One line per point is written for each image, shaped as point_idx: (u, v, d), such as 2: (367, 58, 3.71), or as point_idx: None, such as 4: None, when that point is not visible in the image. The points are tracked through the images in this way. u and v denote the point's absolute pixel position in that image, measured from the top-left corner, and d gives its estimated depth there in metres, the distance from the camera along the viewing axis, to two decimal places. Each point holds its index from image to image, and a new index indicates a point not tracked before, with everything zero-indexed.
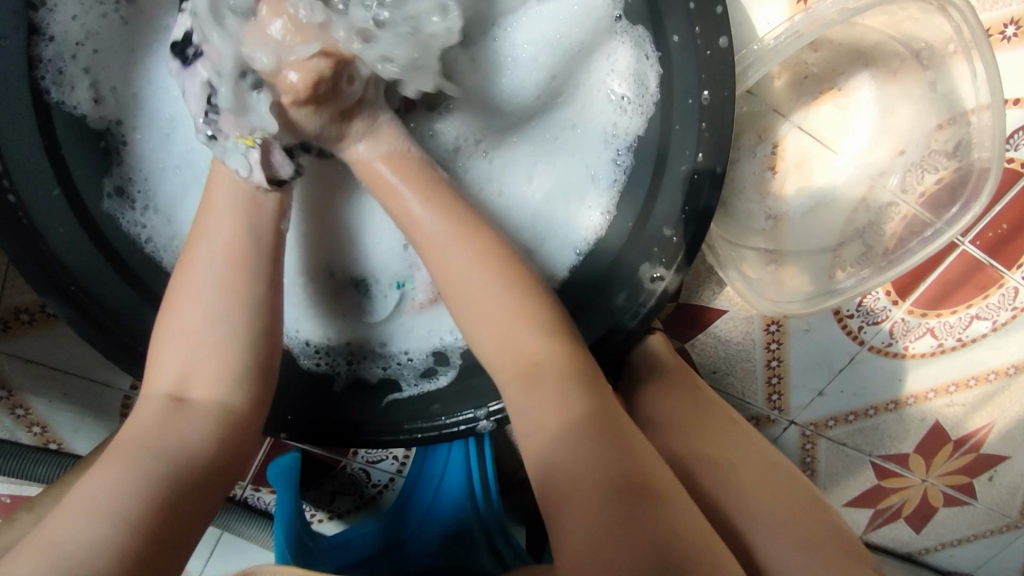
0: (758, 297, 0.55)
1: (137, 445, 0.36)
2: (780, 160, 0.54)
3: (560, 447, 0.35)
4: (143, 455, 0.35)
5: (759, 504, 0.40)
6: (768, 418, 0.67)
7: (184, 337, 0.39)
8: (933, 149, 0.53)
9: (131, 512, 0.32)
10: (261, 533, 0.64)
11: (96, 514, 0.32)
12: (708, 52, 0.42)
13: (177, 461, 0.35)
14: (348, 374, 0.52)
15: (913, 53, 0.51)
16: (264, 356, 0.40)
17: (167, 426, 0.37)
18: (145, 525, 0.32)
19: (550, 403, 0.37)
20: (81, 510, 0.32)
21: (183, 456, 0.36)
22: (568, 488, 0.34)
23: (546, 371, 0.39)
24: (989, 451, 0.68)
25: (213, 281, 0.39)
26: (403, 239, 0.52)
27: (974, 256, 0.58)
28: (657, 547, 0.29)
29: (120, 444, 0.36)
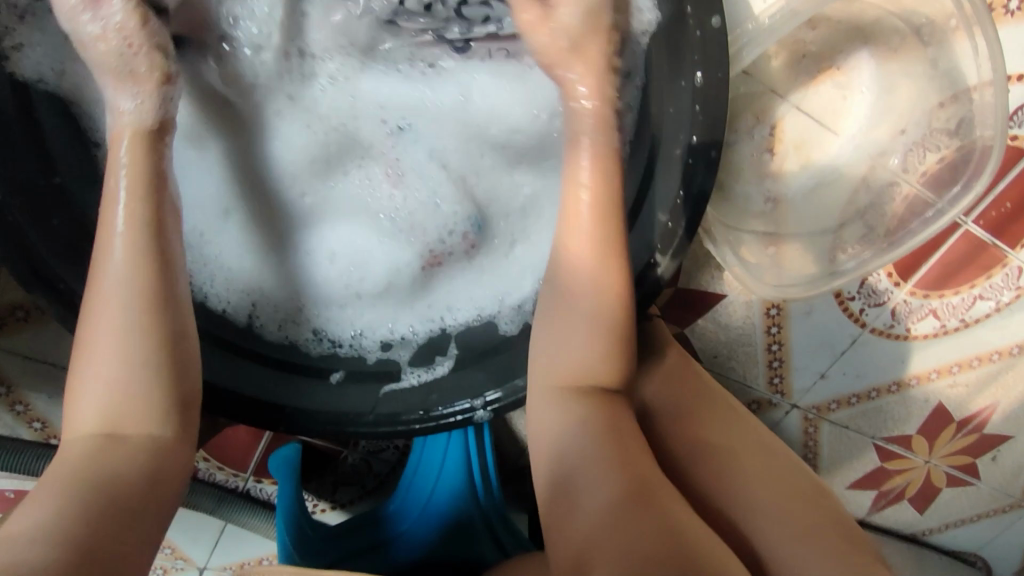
0: (756, 280, 0.56)
1: (69, 472, 0.35)
2: (778, 141, 0.53)
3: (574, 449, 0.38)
4: (73, 480, 0.34)
5: (759, 489, 0.41)
6: (769, 402, 0.67)
7: (98, 365, 0.37)
8: (935, 127, 0.52)
9: (65, 529, 0.32)
10: (263, 523, 0.65)
11: (38, 532, 0.32)
12: (699, 33, 0.41)
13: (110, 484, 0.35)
14: (351, 348, 0.54)
15: (914, 29, 0.50)
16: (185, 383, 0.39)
17: (104, 454, 0.36)
18: (76, 543, 0.32)
19: (553, 416, 0.40)
20: (16, 533, 0.32)
21: (117, 481, 0.35)
22: (575, 483, 0.37)
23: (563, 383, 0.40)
24: (993, 432, 0.67)
25: (131, 291, 0.38)
26: (389, 208, 0.54)
27: (977, 237, 0.57)
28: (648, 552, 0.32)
29: (49, 482, 0.35)
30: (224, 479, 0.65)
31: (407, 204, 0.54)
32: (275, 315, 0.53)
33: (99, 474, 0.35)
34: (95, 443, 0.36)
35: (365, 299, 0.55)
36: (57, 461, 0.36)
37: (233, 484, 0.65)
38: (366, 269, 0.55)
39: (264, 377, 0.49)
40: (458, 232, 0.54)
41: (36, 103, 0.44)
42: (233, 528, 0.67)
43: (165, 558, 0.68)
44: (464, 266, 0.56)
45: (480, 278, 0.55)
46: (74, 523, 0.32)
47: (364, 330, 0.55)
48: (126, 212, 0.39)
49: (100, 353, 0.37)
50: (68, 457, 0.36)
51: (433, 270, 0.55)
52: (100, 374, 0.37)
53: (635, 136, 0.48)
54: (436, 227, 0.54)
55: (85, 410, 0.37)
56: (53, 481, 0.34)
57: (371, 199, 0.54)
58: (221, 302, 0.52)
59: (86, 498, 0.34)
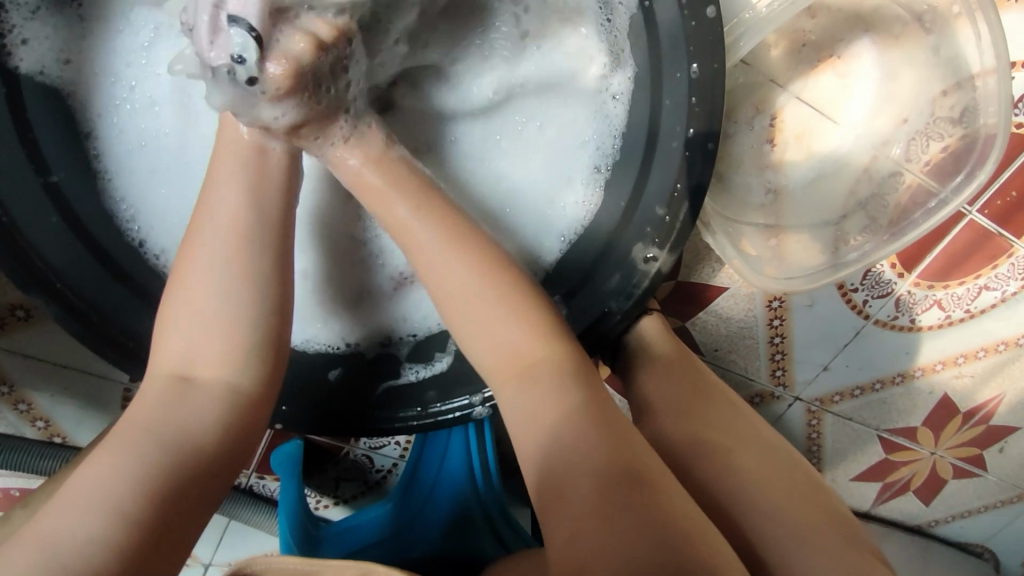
0: (757, 275, 0.54)
1: (139, 430, 0.34)
2: (778, 132, 0.53)
3: (564, 437, 0.35)
4: (143, 440, 0.34)
5: (761, 491, 0.40)
6: (772, 394, 0.67)
7: (194, 313, 0.37)
8: (938, 116, 0.51)
9: (127, 503, 0.31)
10: (266, 519, 0.65)
11: (98, 503, 0.31)
12: (694, 23, 0.40)
13: (178, 451, 0.34)
14: (349, 349, 0.53)
15: (915, 16, 0.49)
16: (269, 356, 0.39)
17: (170, 408, 0.35)
18: (136, 517, 0.31)
19: (535, 409, 0.37)
20: (80, 496, 0.31)
21: (185, 446, 0.35)
22: (565, 476, 0.33)
23: (542, 374, 0.38)
24: (999, 423, 0.67)
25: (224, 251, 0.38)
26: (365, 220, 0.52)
27: (983, 226, 0.56)
28: (666, 541, 0.29)
29: (126, 425, 0.35)
30: None
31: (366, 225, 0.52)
32: None
33: (166, 424, 0.35)
34: (167, 386, 0.36)
35: (343, 318, 0.53)
36: (132, 410, 0.36)
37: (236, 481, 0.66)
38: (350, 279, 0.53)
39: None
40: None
41: (30, 99, 0.43)
42: (237, 525, 0.68)
43: None
44: None
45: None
46: (136, 497, 0.32)
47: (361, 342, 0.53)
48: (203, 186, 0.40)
49: (191, 298, 0.37)
50: (141, 411, 0.35)
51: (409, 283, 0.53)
52: (186, 316, 0.37)
53: (627, 129, 0.48)
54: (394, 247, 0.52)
55: (172, 346, 0.37)
56: (126, 434, 0.34)
57: (331, 220, 0.52)
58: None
59: (157, 449, 0.34)
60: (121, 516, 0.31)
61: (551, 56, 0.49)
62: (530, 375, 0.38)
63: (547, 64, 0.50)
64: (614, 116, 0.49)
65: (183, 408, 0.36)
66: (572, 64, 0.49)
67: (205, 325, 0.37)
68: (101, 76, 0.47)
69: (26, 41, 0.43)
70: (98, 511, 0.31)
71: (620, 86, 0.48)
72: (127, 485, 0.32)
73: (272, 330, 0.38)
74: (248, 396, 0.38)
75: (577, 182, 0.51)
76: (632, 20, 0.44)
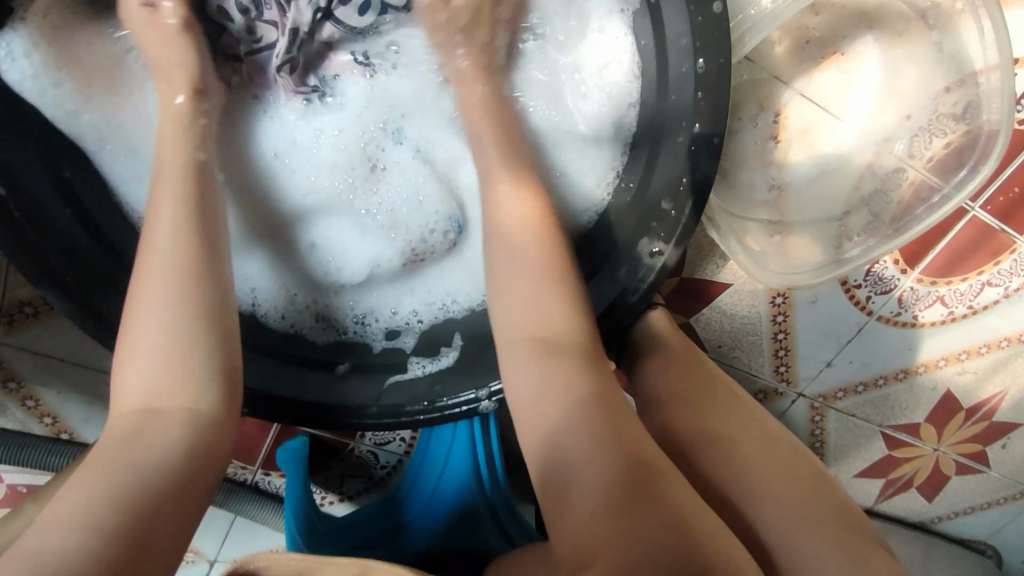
0: (761, 269, 0.55)
1: (109, 459, 0.34)
2: (782, 128, 0.53)
3: (563, 434, 0.35)
4: (113, 467, 0.34)
5: (763, 482, 0.41)
6: (775, 391, 0.67)
7: (155, 335, 0.37)
8: (941, 112, 0.51)
9: (108, 521, 0.31)
10: (272, 516, 0.65)
11: (79, 525, 0.31)
12: (700, 18, 0.40)
13: (150, 468, 0.34)
14: (353, 330, 0.55)
15: (918, 13, 0.50)
16: (229, 364, 0.39)
17: (141, 433, 0.35)
18: (121, 532, 0.31)
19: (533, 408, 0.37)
20: (60, 523, 0.31)
21: (156, 462, 0.35)
22: (566, 474, 0.34)
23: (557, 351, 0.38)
24: (1002, 419, 0.67)
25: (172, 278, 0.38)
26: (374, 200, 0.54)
27: (986, 222, 0.56)
28: (676, 535, 0.30)
29: (95, 460, 0.35)
30: (233, 472, 0.66)
31: (393, 202, 0.54)
32: (259, 296, 0.53)
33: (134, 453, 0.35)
34: (133, 419, 0.36)
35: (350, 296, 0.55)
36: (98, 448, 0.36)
37: (241, 477, 0.66)
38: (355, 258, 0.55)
39: (265, 369, 0.49)
40: (439, 231, 0.54)
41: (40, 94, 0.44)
42: (242, 522, 0.68)
43: None
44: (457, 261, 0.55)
45: (471, 267, 0.54)
46: (116, 514, 0.32)
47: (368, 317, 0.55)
48: (171, 199, 0.40)
49: (151, 328, 0.37)
50: (108, 442, 0.36)
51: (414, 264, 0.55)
52: (148, 347, 0.37)
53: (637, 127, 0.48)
54: (416, 227, 0.54)
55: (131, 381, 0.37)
56: (98, 466, 0.34)
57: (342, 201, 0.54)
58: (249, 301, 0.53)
59: (131, 473, 0.34)
60: (105, 536, 0.31)
61: (578, 51, 0.50)
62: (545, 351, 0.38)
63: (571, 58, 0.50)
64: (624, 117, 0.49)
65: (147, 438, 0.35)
66: (596, 59, 0.49)
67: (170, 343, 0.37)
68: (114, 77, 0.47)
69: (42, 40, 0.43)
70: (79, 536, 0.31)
71: (630, 87, 0.48)
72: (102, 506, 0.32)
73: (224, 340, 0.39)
74: (215, 404, 0.38)
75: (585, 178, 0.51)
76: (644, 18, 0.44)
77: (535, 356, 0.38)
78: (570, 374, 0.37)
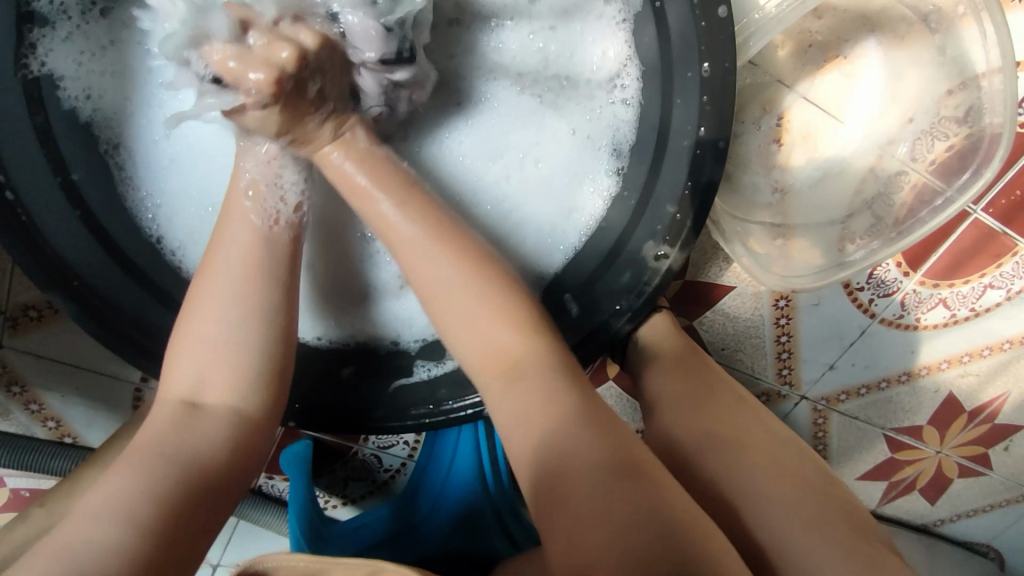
0: (764, 272, 0.55)
1: (149, 450, 0.36)
2: (785, 132, 0.53)
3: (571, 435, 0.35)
4: (154, 459, 0.35)
5: (771, 483, 0.41)
6: (779, 393, 0.67)
7: (204, 333, 0.38)
8: (944, 116, 0.51)
9: (142, 520, 0.32)
10: (275, 519, 0.65)
11: (111, 519, 0.32)
12: (705, 23, 0.41)
13: (186, 467, 0.35)
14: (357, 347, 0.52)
15: (920, 16, 0.50)
16: (278, 367, 0.40)
17: (181, 430, 0.37)
18: (152, 533, 0.32)
19: (532, 408, 0.37)
20: (94, 513, 0.32)
21: (194, 462, 0.36)
22: (564, 469, 0.34)
23: (527, 370, 0.38)
24: (1004, 421, 0.67)
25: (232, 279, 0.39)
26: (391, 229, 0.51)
27: (987, 224, 0.56)
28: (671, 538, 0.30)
29: (135, 447, 0.36)
30: None
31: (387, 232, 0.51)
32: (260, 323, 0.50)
33: (177, 457, 0.36)
34: (177, 410, 0.38)
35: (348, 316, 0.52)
36: (142, 434, 0.37)
37: None
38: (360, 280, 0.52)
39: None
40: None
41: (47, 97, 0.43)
42: (245, 525, 0.68)
43: None
44: None
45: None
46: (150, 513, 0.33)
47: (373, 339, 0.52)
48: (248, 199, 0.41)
49: (202, 321, 0.39)
50: (153, 428, 0.37)
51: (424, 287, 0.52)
52: (195, 351, 0.38)
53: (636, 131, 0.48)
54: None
55: (181, 369, 0.38)
56: (140, 455, 0.36)
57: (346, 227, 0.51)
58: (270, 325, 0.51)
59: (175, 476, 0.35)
60: (139, 535, 0.32)
61: (553, 45, 0.49)
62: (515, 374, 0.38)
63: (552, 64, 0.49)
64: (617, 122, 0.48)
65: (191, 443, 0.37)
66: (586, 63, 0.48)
67: (216, 346, 0.38)
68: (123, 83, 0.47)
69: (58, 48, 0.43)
70: (113, 536, 0.32)
71: (625, 92, 0.48)
72: (138, 506, 0.33)
73: (283, 345, 0.40)
74: (259, 405, 0.39)
75: (569, 181, 0.50)
76: (646, 21, 0.45)
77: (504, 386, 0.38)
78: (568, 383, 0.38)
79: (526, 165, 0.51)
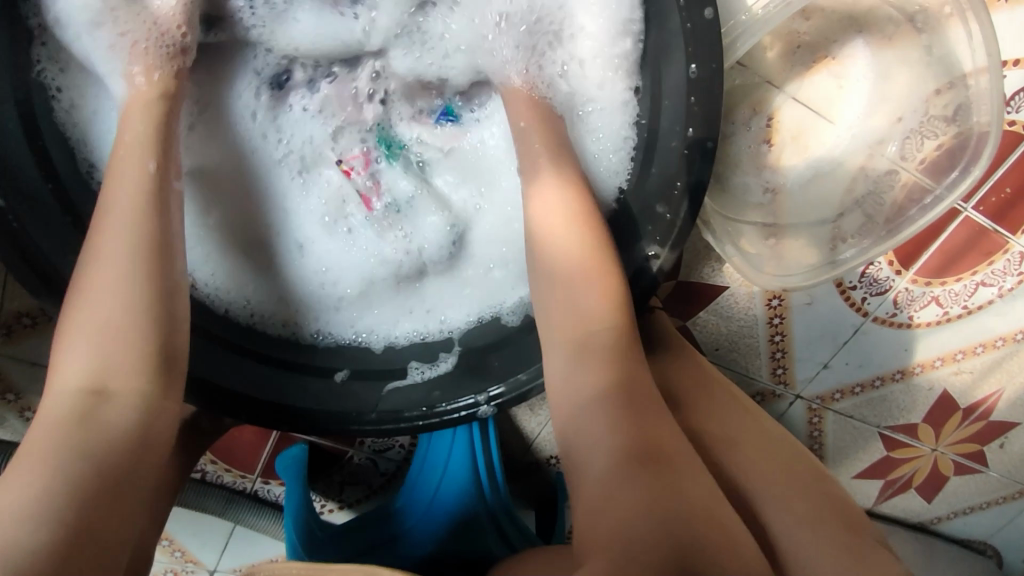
0: (758, 272, 0.55)
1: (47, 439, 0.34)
2: (775, 132, 0.53)
3: (588, 419, 0.37)
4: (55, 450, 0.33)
5: (761, 479, 0.41)
6: (773, 393, 0.68)
7: (98, 312, 0.37)
8: (933, 114, 0.52)
9: (61, 509, 0.32)
10: (272, 524, 0.66)
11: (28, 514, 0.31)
12: (690, 24, 0.41)
13: (104, 457, 0.34)
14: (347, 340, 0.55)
15: (907, 17, 0.50)
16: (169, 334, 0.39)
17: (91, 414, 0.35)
18: (77, 520, 0.32)
19: None
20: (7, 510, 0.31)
21: (109, 444, 0.35)
22: (584, 455, 0.36)
23: (597, 341, 0.40)
24: (999, 418, 0.67)
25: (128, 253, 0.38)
26: (395, 229, 0.57)
27: (978, 222, 0.57)
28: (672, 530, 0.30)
29: (31, 443, 0.34)
30: (232, 481, 0.65)
31: (388, 223, 0.57)
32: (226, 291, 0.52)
33: (91, 428, 0.34)
34: (83, 393, 0.35)
35: (336, 298, 0.56)
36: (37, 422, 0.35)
37: (240, 485, 0.66)
38: (347, 264, 0.56)
39: (219, 361, 0.48)
40: (430, 245, 0.57)
41: (34, 101, 0.44)
42: (241, 534, 0.68)
43: (177, 560, 0.69)
44: (445, 278, 0.57)
45: (462, 289, 0.56)
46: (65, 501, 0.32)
47: (363, 331, 0.56)
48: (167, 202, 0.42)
49: (96, 302, 0.37)
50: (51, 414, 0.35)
51: (412, 278, 0.57)
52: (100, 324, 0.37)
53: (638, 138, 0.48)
54: (401, 246, 0.57)
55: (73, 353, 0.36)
56: (34, 448, 0.33)
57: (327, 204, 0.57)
58: (222, 304, 0.52)
59: (90, 446, 0.34)
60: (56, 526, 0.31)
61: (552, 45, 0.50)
62: (586, 346, 0.40)
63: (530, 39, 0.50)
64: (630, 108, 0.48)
65: (111, 414, 0.35)
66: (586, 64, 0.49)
67: (116, 327, 0.37)
68: (95, 94, 0.48)
69: (51, 49, 0.45)
70: (34, 523, 0.31)
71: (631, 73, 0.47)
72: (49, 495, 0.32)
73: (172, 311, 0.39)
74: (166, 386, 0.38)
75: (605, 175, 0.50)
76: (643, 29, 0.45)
77: (573, 355, 0.40)
78: (604, 361, 0.39)
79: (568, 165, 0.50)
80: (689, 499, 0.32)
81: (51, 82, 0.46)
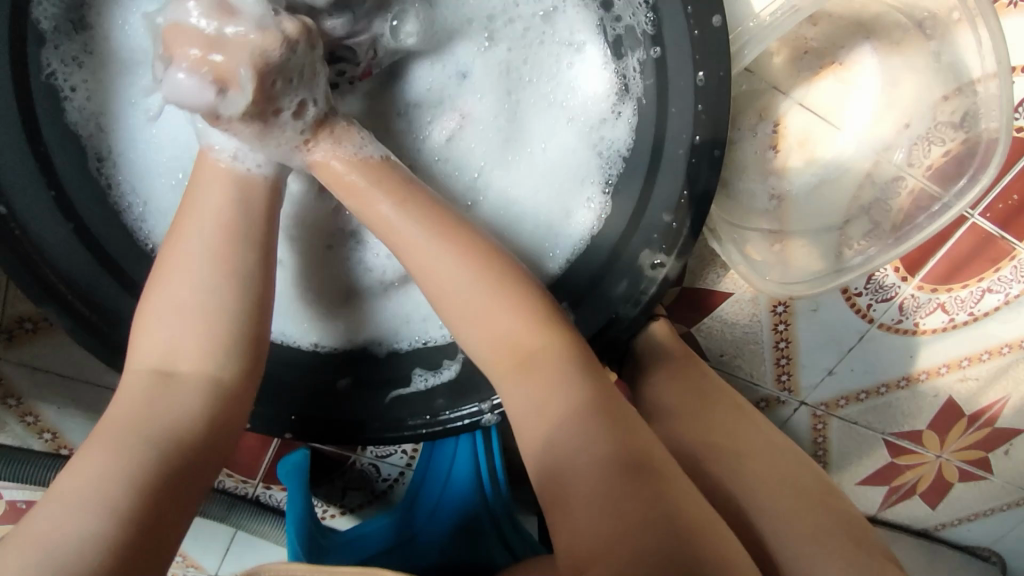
0: (761, 278, 0.55)
1: (117, 442, 0.34)
2: (781, 138, 0.53)
3: (568, 433, 0.35)
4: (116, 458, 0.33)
5: (766, 494, 0.41)
6: (777, 400, 0.67)
7: (171, 314, 0.38)
8: (940, 121, 0.51)
9: (119, 509, 0.32)
10: (272, 530, 0.65)
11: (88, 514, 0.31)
12: (698, 31, 0.41)
13: (164, 459, 0.34)
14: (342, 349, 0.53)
15: (915, 23, 0.50)
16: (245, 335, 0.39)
17: (151, 420, 0.36)
18: (134, 519, 0.32)
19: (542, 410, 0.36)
20: (63, 513, 0.31)
21: (172, 445, 0.35)
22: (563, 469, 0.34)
23: (541, 360, 0.38)
24: (1004, 425, 0.67)
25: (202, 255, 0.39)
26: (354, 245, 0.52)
27: (985, 229, 0.56)
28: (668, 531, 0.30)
29: (92, 450, 0.34)
30: (235, 486, 0.65)
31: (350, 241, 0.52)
32: None
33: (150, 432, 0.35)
34: (150, 381, 0.37)
35: (322, 311, 0.53)
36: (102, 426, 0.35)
37: (242, 491, 0.65)
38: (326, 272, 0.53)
39: None
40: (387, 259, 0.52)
41: (40, 104, 0.44)
42: (242, 537, 0.68)
43: (177, 566, 0.68)
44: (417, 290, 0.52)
45: None
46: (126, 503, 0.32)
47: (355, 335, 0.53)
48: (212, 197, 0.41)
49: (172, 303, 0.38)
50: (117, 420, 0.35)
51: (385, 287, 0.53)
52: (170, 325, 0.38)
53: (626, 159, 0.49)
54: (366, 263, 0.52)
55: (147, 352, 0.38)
56: (94, 456, 0.34)
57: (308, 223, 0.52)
58: None
59: (149, 452, 0.34)
60: (113, 525, 0.31)
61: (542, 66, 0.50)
62: (527, 365, 0.38)
63: (530, 63, 0.50)
64: (614, 133, 0.49)
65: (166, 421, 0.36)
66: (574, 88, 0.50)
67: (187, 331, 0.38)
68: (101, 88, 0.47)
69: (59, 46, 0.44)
70: (88, 528, 0.31)
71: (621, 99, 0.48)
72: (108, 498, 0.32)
73: (255, 313, 0.40)
74: (235, 373, 0.39)
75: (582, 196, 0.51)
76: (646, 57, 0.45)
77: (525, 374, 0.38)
78: (572, 378, 0.37)
79: (542, 186, 0.52)
80: (683, 505, 0.32)
81: (64, 83, 0.45)
